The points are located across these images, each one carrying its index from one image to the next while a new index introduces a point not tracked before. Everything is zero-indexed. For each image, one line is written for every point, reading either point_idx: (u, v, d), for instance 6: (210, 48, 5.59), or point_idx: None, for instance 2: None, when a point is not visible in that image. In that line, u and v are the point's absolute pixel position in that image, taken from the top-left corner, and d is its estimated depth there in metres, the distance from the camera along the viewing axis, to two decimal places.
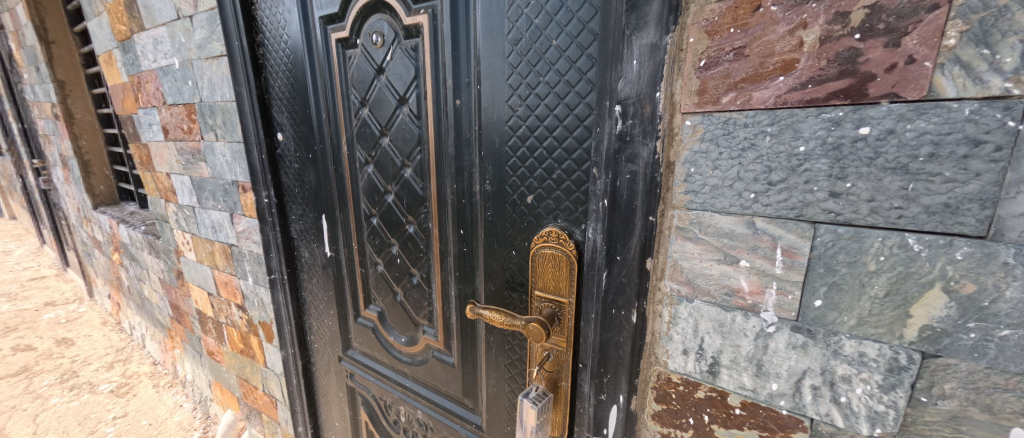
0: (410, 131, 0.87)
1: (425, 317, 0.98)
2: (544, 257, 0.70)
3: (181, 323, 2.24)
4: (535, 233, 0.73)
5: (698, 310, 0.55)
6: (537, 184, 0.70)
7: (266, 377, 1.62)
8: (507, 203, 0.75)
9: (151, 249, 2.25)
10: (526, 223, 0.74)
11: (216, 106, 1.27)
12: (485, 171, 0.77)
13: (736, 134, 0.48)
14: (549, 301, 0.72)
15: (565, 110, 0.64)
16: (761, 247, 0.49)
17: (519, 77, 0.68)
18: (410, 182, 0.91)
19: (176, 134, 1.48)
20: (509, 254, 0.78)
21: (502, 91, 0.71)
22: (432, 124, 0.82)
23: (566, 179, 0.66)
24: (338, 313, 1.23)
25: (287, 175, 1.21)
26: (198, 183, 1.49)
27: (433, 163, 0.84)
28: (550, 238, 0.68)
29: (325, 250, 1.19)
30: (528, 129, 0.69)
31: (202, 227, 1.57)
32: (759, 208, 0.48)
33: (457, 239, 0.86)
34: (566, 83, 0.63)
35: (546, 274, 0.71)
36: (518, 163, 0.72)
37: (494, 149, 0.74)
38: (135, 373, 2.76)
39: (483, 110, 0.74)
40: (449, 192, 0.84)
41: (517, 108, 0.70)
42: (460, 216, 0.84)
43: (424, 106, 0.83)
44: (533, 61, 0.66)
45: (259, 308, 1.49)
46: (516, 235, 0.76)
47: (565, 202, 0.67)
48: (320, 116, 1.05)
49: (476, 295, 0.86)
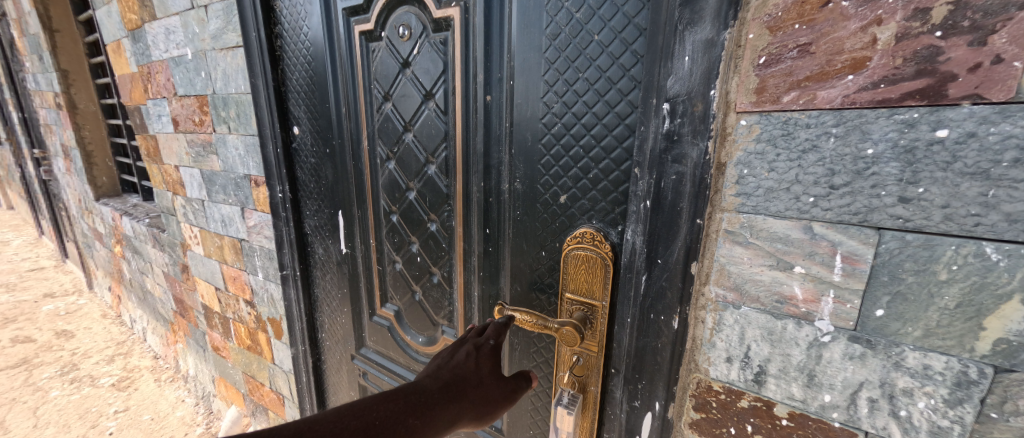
0: (434, 127, 0.85)
1: (445, 317, 0.97)
2: (576, 258, 0.69)
3: (185, 318, 2.22)
4: (567, 234, 0.71)
5: (746, 317, 0.53)
6: (570, 183, 0.69)
7: (273, 373, 1.60)
8: (538, 203, 0.74)
9: (156, 242, 2.22)
10: (558, 224, 0.72)
11: (230, 98, 1.25)
12: (516, 168, 0.75)
13: (796, 135, 0.46)
14: (581, 303, 0.70)
15: (605, 108, 0.62)
16: (819, 253, 0.47)
17: (555, 73, 0.66)
18: (434, 179, 0.89)
19: (186, 126, 1.46)
20: (538, 255, 0.76)
21: (537, 87, 0.69)
22: (459, 120, 0.80)
23: (603, 179, 0.64)
24: (352, 311, 1.21)
25: (302, 170, 1.19)
26: (208, 177, 1.47)
27: (460, 160, 0.82)
28: (585, 238, 0.67)
29: (340, 247, 1.17)
30: (563, 126, 0.67)
31: (211, 221, 1.55)
32: (819, 212, 0.46)
33: (482, 239, 0.84)
34: (607, 80, 0.61)
35: (579, 276, 0.69)
36: (551, 162, 0.70)
37: (526, 147, 0.72)
38: (136, 367, 2.73)
39: (516, 106, 0.72)
40: (476, 191, 0.82)
41: (553, 105, 0.68)
42: (486, 215, 0.82)
43: (451, 101, 0.81)
44: (572, 57, 0.64)
45: (268, 304, 1.47)
46: (547, 235, 0.74)
47: (601, 202, 0.66)
48: (339, 110, 1.02)
49: (501, 296, 0.84)
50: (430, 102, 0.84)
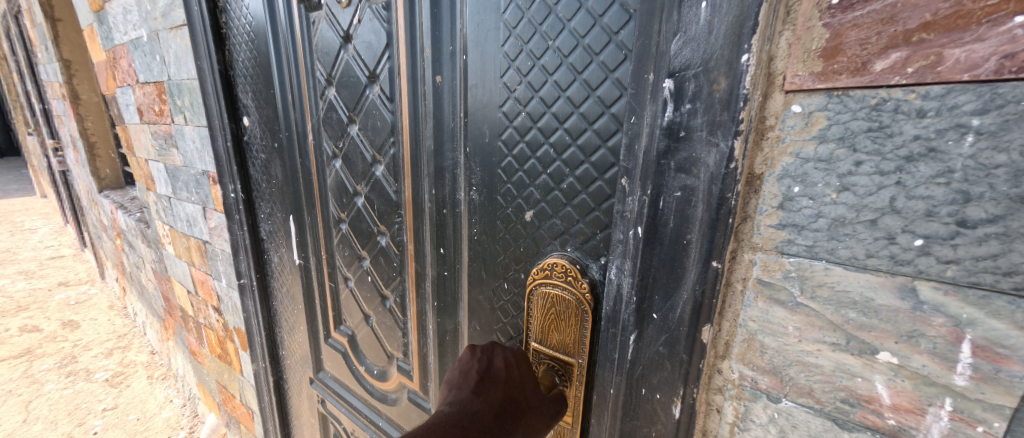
0: (380, 118, 0.68)
1: (399, 350, 0.79)
2: (545, 297, 0.50)
3: (172, 317, 2.14)
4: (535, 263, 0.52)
5: (790, 417, 0.34)
6: (538, 195, 0.50)
7: (242, 387, 1.48)
8: (499, 219, 0.56)
9: (143, 237, 2.14)
10: (523, 248, 0.54)
11: (183, 85, 1.11)
12: (473, 173, 0.57)
13: (897, 130, 0.26)
14: (552, 360, 0.51)
15: (582, 91, 0.43)
16: (927, 335, 0.27)
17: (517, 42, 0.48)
18: (382, 182, 0.71)
19: (150, 116, 1.34)
20: (500, 286, 0.58)
21: (494, 62, 0.50)
22: (406, 109, 0.63)
23: (580, 191, 0.46)
24: (310, 329, 1.05)
25: (254, 167, 1.04)
26: (172, 172, 1.35)
27: (408, 160, 0.65)
28: (555, 271, 0.48)
29: (294, 257, 1.02)
30: (527, 117, 0.49)
31: (178, 220, 1.43)
32: (933, 266, 0.26)
33: (436, 260, 0.66)
34: (584, 49, 0.42)
35: (548, 322, 0.50)
36: (513, 165, 0.52)
37: (484, 145, 0.55)
38: (132, 362, 2.69)
39: (470, 90, 0.54)
40: (427, 201, 0.64)
41: (515, 88, 0.49)
42: (440, 230, 0.64)
43: (396, 83, 0.63)
44: (538, 18, 0.45)
45: (232, 313, 1.34)
46: (510, 261, 0.55)
47: (578, 223, 0.47)
48: (284, 97, 0.86)
49: (459, 333, 0.67)
50: (374, 86, 0.67)
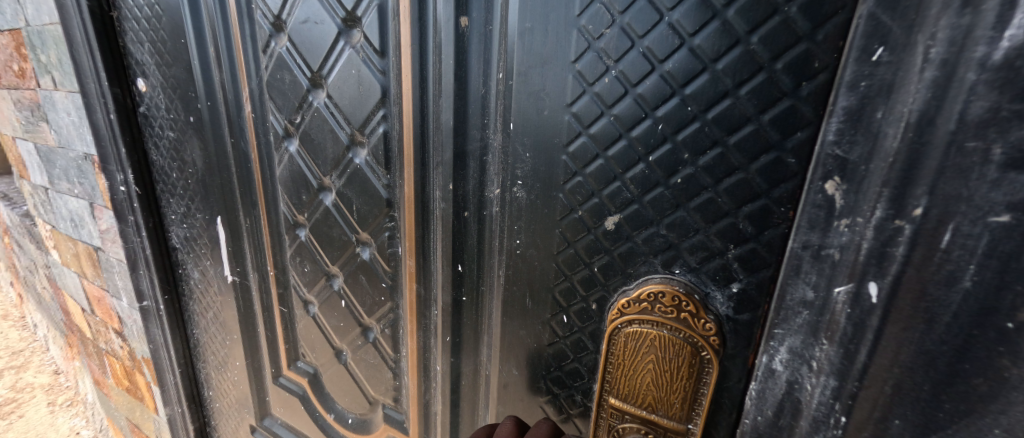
0: (362, 82, 0.48)
1: (388, 396, 0.60)
2: (641, 343, 0.37)
3: (73, 334, 1.75)
4: (612, 296, 0.40)
5: None
6: (630, 192, 0.36)
7: (159, 429, 1.17)
8: (558, 230, 0.41)
9: (31, 237, 1.72)
10: (592, 274, 0.40)
11: (45, 33, 0.79)
12: (519, 162, 0.42)
13: None
14: (644, 423, 0.39)
15: (722, 35, 0.30)
16: None
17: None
18: (364, 173, 0.52)
19: (9, 78, 0.98)
20: (554, 318, 0.44)
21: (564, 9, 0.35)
22: (410, 70, 0.45)
23: (705, 188, 0.33)
24: (247, 364, 0.79)
25: (157, 150, 0.75)
26: (46, 156, 1.01)
27: (410, 142, 0.47)
28: (661, 305, 0.36)
29: (223, 273, 0.75)
30: (616, 87, 0.35)
31: (61, 220, 1.09)
32: None
33: (448, 281, 0.49)
34: None
35: (639, 376, 0.38)
36: (589, 150, 0.37)
37: (540, 119, 0.39)
38: (26, 386, 2.23)
39: (521, 39, 0.38)
40: (437, 201, 0.48)
41: (600, 32, 0.34)
42: (458, 240, 0.48)
43: (396, 31, 0.45)
44: None
45: (139, 340, 1.03)
46: (574, 286, 0.41)
47: (695, 234, 0.35)
48: (199, 51, 0.61)
49: (483, 374, 0.52)
50: (353, 33, 0.47)
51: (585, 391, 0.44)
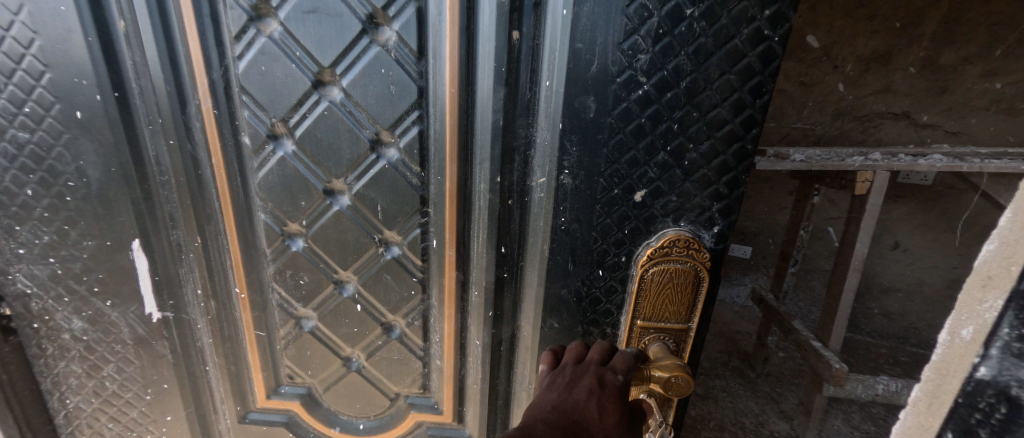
0: (391, 91, 0.62)
1: (421, 340, 0.78)
2: (661, 274, 0.66)
3: None
4: (639, 249, 0.68)
5: None
6: (646, 173, 0.63)
7: None
8: (595, 200, 0.65)
9: None
10: (609, 220, 0.66)
11: None
12: (567, 156, 0.64)
13: None
14: (661, 332, 0.69)
15: (672, 81, 0.59)
16: None
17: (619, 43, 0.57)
18: (393, 168, 0.66)
19: None
20: (568, 258, 0.69)
21: (608, 58, 0.58)
22: (453, 85, 0.61)
23: (675, 166, 0.63)
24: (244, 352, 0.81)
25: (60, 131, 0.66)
26: None
27: (455, 144, 0.63)
28: (676, 246, 0.64)
29: (183, 257, 0.77)
30: (628, 108, 0.60)
31: None
32: None
33: (494, 246, 0.69)
34: (700, 54, 0.57)
35: (658, 301, 0.68)
36: (616, 147, 0.62)
37: (588, 128, 0.62)
38: None
39: (569, 74, 0.59)
40: (483, 190, 0.66)
41: (622, 77, 0.59)
42: (505, 215, 0.68)
43: (437, 56, 0.59)
44: (664, 21, 0.56)
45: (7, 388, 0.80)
46: (607, 240, 0.67)
47: (672, 192, 0.64)
48: (168, 47, 0.61)
49: (519, 304, 0.75)
50: (376, 48, 0.59)
51: (613, 324, 0.73)
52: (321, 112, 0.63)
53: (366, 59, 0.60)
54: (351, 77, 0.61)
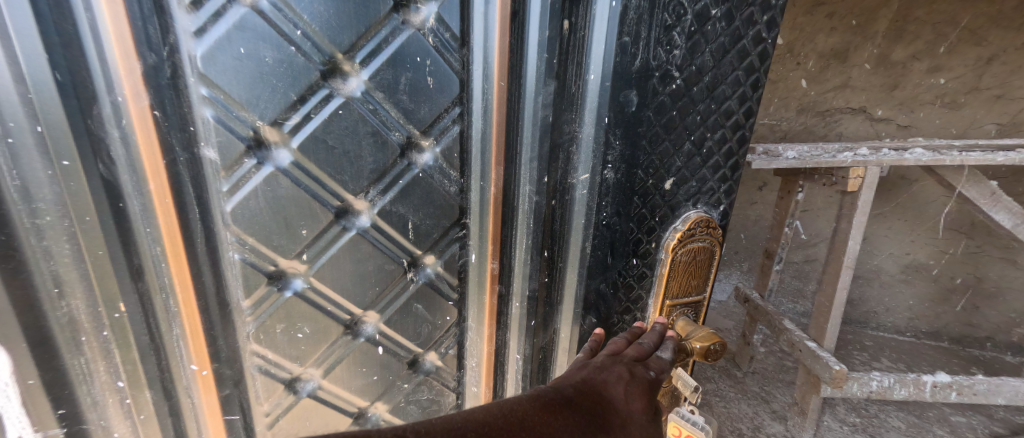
0: (429, 86, 0.59)
1: (455, 355, 0.78)
2: (688, 254, 0.72)
3: None
4: (666, 234, 0.71)
5: None
6: (676, 163, 0.67)
7: None
8: (635, 193, 0.66)
9: None
10: (644, 209, 0.68)
11: None
12: (611, 151, 0.62)
13: None
14: (686, 306, 0.76)
15: (700, 74, 0.62)
16: None
17: (658, 38, 0.57)
18: (430, 180, 0.64)
19: None
20: (608, 255, 0.69)
21: (650, 55, 0.58)
22: (502, 80, 0.60)
23: (698, 153, 0.68)
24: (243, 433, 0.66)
25: None
26: None
27: (500, 147, 0.64)
28: (699, 228, 0.71)
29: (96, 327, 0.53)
30: (662, 102, 0.61)
31: None
32: None
33: (537, 249, 0.69)
34: (721, 48, 0.61)
35: (683, 279, 0.74)
36: (654, 140, 0.63)
37: (630, 123, 0.61)
38: None
39: (614, 67, 0.57)
40: (527, 193, 0.66)
41: (662, 69, 0.59)
42: (545, 218, 0.68)
43: (486, 48, 0.58)
44: (696, 14, 0.58)
45: None
46: (642, 231, 0.69)
47: (693, 178, 0.69)
48: (56, 6, 0.41)
49: (557, 309, 0.74)
50: (410, 31, 0.54)
51: (642, 307, 0.76)
52: (335, 109, 0.54)
53: (394, 49, 0.54)
54: (378, 66, 0.54)
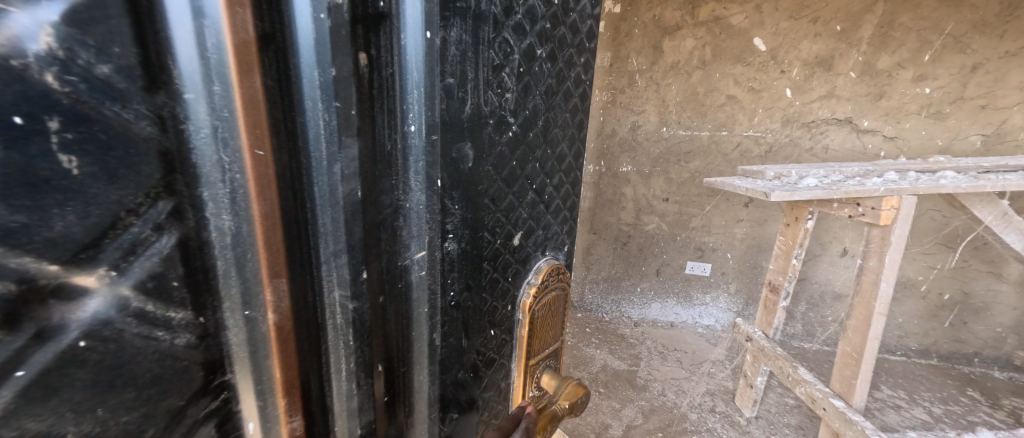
0: (72, 177, 0.18)
1: None
2: (544, 306, 0.58)
3: None
4: (521, 289, 0.54)
5: None
6: (523, 215, 0.50)
7: None
8: (486, 261, 0.46)
9: None
10: (497, 276, 0.49)
11: None
12: (452, 213, 0.40)
13: None
14: (543, 359, 0.63)
15: (540, 102, 0.48)
16: None
17: (483, 64, 0.38)
18: (141, 337, 0.21)
19: None
20: (465, 350, 0.47)
21: (480, 95, 0.39)
22: (261, 144, 0.25)
23: (544, 197, 0.54)
24: None
25: None
26: None
27: (282, 244, 0.28)
28: (552, 276, 0.58)
29: None
30: (502, 151, 0.44)
31: None
32: None
33: (366, 375, 0.37)
34: (556, 76, 0.50)
35: (541, 333, 0.60)
36: (499, 188, 0.45)
37: (470, 170, 0.40)
38: None
39: (448, 93, 0.35)
40: (340, 302, 0.33)
41: (501, 97, 0.41)
42: (377, 331, 0.37)
43: (212, 98, 0.22)
44: (533, 26, 0.43)
45: None
46: (501, 301, 0.51)
47: (541, 228, 0.55)
48: None
49: None
50: None
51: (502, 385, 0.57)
52: None
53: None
54: None
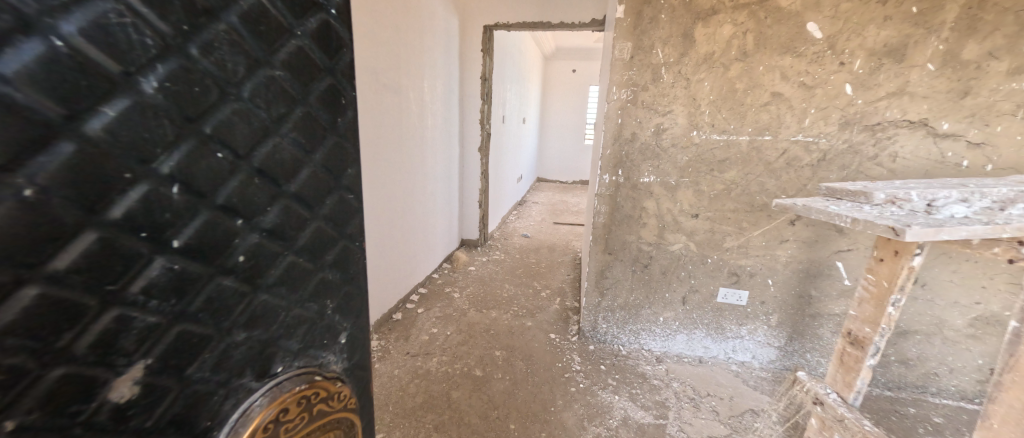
0: None
1: None
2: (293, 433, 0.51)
3: None
4: (257, 400, 0.49)
5: None
6: (254, 312, 0.47)
7: None
8: (195, 362, 0.42)
9: None
10: (222, 376, 0.45)
11: None
12: (118, 310, 0.35)
13: None
14: None
15: (273, 173, 0.46)
16: None
17: (103, 126, 0.31)
18: None
19: None
20: None
21: (162, 155, 0.35)
22: None
23: (290, 285, 0.52)
24: None
25: None
26: None
27: None
28: (300, 395, 0.53)
29: None
30: (214, 230, 0.41)
31: None
32: None
33: None
34: (306, 144, 0.49)
35: None
36: (191, 284, 0.40)
37: (129, 266, 0.35)
38: None
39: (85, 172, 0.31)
40: None
41: (192, 173, 0.38)
42: None
43: None
44: (261, 99, 0.43)
45: None
46: (215, 418, 0.45)
47: (289, 318, 0.52)
48: None
49: None
50: None
51: None
52: None
53: None
54: None
